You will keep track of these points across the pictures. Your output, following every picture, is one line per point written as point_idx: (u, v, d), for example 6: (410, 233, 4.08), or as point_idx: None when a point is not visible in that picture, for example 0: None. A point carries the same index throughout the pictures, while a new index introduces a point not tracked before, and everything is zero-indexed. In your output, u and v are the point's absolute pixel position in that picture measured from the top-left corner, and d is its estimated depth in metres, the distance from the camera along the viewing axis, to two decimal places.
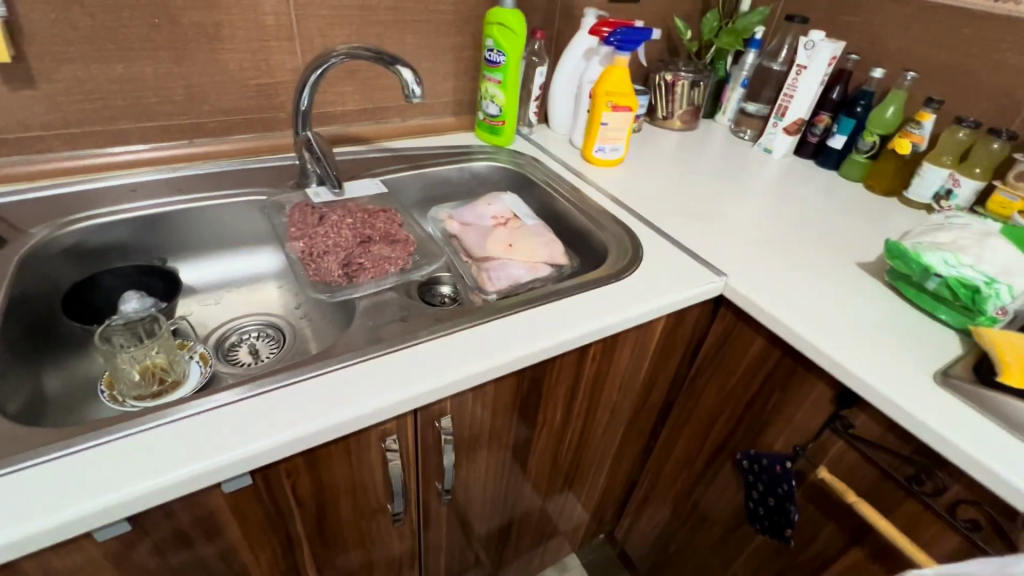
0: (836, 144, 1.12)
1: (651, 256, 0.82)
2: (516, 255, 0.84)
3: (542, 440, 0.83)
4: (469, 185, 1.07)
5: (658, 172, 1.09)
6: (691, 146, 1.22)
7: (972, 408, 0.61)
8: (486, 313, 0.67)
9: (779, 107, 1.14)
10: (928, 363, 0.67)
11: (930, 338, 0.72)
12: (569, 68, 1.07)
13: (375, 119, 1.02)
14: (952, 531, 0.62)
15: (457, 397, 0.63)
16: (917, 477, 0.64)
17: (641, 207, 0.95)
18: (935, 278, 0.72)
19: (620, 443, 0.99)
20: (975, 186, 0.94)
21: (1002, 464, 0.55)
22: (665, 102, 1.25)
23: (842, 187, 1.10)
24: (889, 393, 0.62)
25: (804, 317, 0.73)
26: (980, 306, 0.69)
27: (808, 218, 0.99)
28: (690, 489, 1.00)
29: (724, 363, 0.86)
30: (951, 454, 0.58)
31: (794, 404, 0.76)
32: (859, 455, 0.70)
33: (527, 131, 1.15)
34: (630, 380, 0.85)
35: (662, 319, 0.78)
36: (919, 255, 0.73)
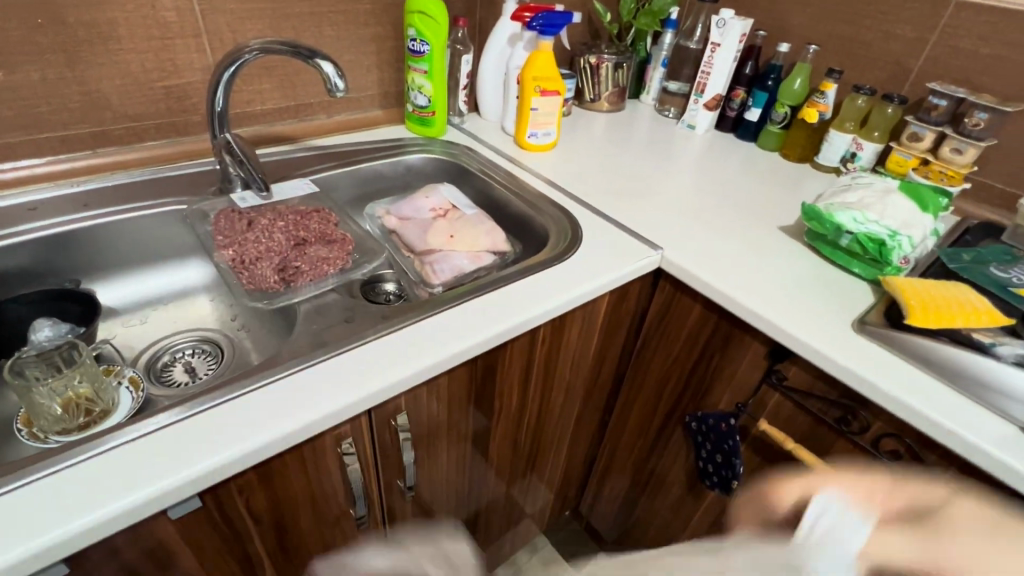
0: (752, 117, 1.19)
1: (590, 236, 0.84)
2: (458, 246, 0.84)
3: (501, 427, 0.84)
4: (404, 178, 1.05)
5: (590, 154, 1.12)
6: (620, 127, 1.26)
7: (886, 350, 0.67)
8: (433, 306, 0.67)
9: (698, 84, 1.19)
10: (847, 314, 0.73)
11: (847, 291, 0.78)
12: (495, 55, 1.07)
13: (297, 117, 0.98)
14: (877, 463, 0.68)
15: (411, 393, 0.63)
16: (845, 418, 0.69)
17: (577, 189, 0.97)
18: (847, 235, 0.78)
19: (578, 419, 1.02)
20: (875, 148, 1.02)
21: (916, 398, 0.61)
22: (592, 85, 1.28)
23: (760, 157, 1.16)
24: (814, 344, 0.68)
25: (735, 281, 0.77)
26: (887, 257, 0.76)
27: (733, 189, 1.04)
28: (646, 457, 1.05)
29: (666, 334, 0.89)
30: (872, 392, 0.63)
31: (732, 365, 0.81)
32: (794, 405, 0.75)
33: (459, 121, 1.14)
34: (581, 360, 0.87)
35: (606, 296, 0.80)
36: (832, 215, 0.79)
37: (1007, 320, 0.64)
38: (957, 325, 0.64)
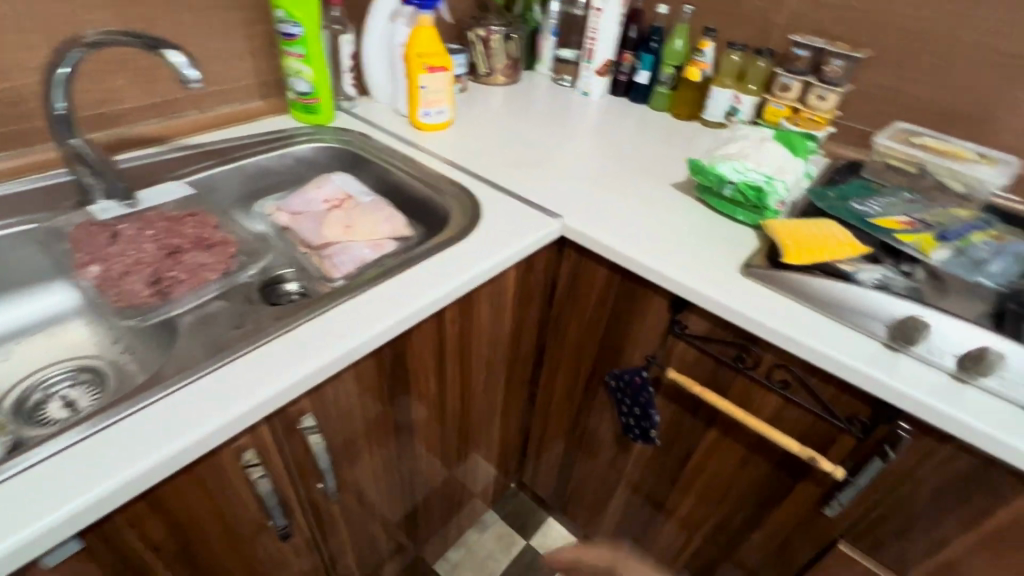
0: (642, 80, 1.22)
1: (492, 211, 0.84)
2: (357, 236, 0.81)
3: (424, 413, 0.83)
4: (296, 171, 0.99)
5: (488, 129, 1.11)
6: (517, 99, 1.25)
7: (770, 289, 0.72)
8: (330, 300, 0.65)
9: (587, 51, 1.21)
10: (735, 260, 0.77)
11: (735, 238, 0.82)
12: (377, 34, 1.03)
13: (164, 115, 0.90)
14: (772, 393, 0.73)
15: (314, 393, 0.60)
16: (740, 356, 0.74)
17: (476, 166, 0.96)
18: (729, 186, 0.83)
19: (504, 394, 1.03)
20: (752, 101, 1.08)
21: (796, 330, 0.66)
22: (484, 58, 1.26)
23: (653, 118, 1.20)
24: (706, 291, 0.71)
25: (632, 241, 0.80)
26: (765, 202, 0.81)
27: (628, 151, 1.07)
28: (575, 420, 1.09)
29: (577, 299, 0.92)
30: (761, 329, 0.68)
31: (639, 321, 0.84)
32: (697, 351, 0.79)
33: (348, 106, 1.09)
34: (496, 335, 0.88)
35: (512, 268, 0.81)
36: (714, 167, 0.84)
37: (866, 248, 0.71)
38: (825, 258, 0.70)
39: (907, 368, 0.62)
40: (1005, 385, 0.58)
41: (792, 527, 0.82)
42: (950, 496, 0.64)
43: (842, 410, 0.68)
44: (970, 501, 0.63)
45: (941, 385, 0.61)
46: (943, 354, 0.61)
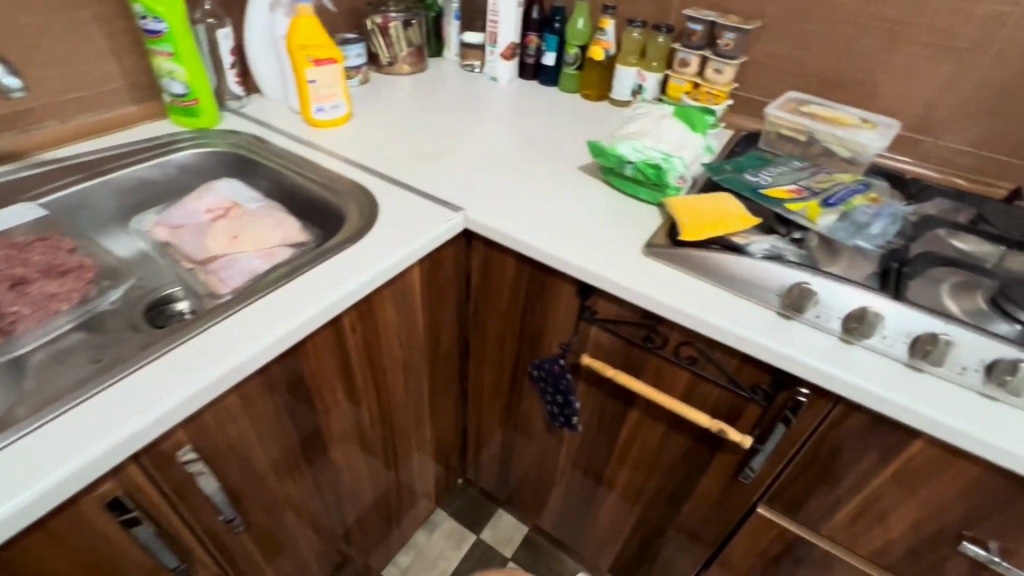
0: (549, 61, 1.20)
1: (391, 208, 0.80)
2: (245, 246, 0.76)
3: (339, 424, 0.79)
4: (181, 180, 0.91)
5: (392, 122, 1.06)
6: (424, 88, 1.21)
7: (671, 267, 0.72)
8: (206, 320, 0.59)
9: (490, 34, 1.18)
10: (639, 240, 0.77)
11: (639, 218, 0.82)
12: (258, 27, 0.96)
13: (18, 129, 0.81)
14: (682, 370, 0.74)
15: (188, 424, 0.55)
16: (649, 336, 0.74)
17: (377, 161, 0.92)
18: (629, 165, 0.82)
19: (431, 393, 1.00)
20: (656, 78, 1.08)
21: (695, 306, 0.67)
22: (385, 47, 1.21)
23: (563, 100, 1.18)
24: (608, 275, 0.71)
25: (537, 229, 0.78)
26: (664, 179, 0.80)
27: (537, 136, 1.05)
28: (507, 411, 1.07)
29: (491, 291, 0.89)
30: (662, 308, 0.68)
31: (552, 309, 0.82)
32: (609, 334, 0.78)
33: (237, 105, 1.02)
34: (409, 336, 0.84)
35: (414, 268, 0.77)
36: (614, 148, 0.83)
37: (757, 219, 0.72)
38: (719, 233, 0.70)
39: (799, 335, 0.64)
40: (885, 342, 0.61)
41: (716, 495, 0.84)
42: (848, 454, 0.66)
43: (746, 381, 0.69)
44: (865, 458, 0.65)
45: (830, 348, 0.62)
46: (830, 318, 0.63)
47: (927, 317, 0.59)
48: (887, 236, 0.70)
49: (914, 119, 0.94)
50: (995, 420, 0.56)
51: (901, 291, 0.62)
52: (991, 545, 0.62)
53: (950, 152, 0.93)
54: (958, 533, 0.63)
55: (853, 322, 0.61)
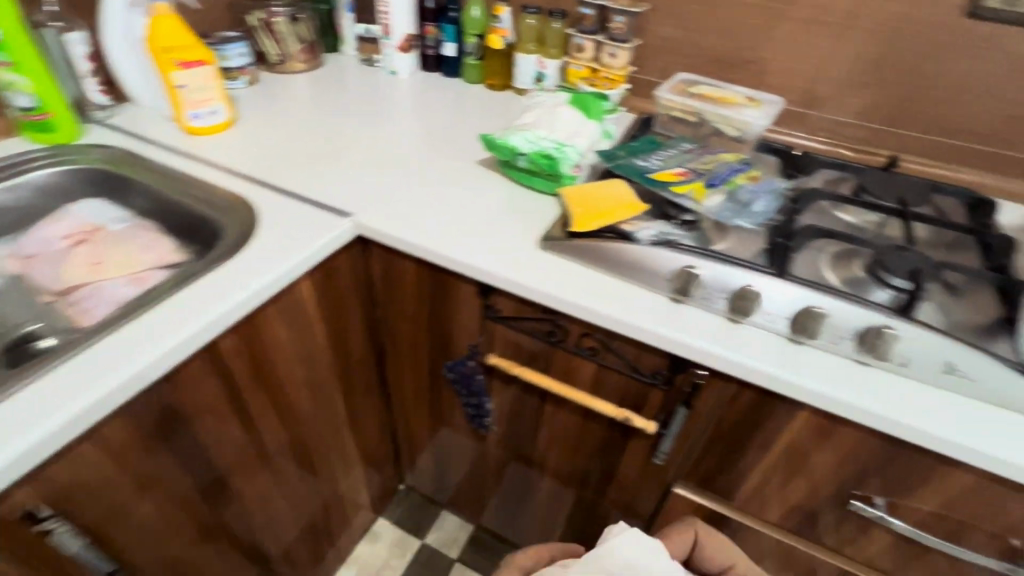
0: (449, 52, 1.16)
1: (273, 219, 0.75)
2: (110, 271, 0.74)
3: (236, 455, 0.75)
4: (40, 204, 0.82)
5: (282, 124, 1.00)
6: (320, 86, 1.15)
7: (565, 259, 0.71)
8: (51, 360, 0.55)
9: (383, 26, 1.14)
10: (536, 232, 0.75)
11: (537, 209, 0.79)
12: (115, 30, 0.87)
13: None
14: (586, 362, 0.73)
15: (34, 479, 0.52)
16: (551, 331, 0.73)
17: (262, 169, 0.86)
18: (522, 156, 0.81)
19: (347, 406, 0.96)
20: (556, 65, 1.07)
21: (587, 298, 0.66)
22: (272, 43, 1.13)
23: (466, 92, 1.15)
24: (501, 272, 0.69)
25: (430, 229, 0.76)
26: (558, 169, 0.79)
27: (439, 130, 1.01)
28: (433, 414, 1.05)
29: (397, 296, 0.86)
30: (556, 303, 0.67)
31: (457, 311, 0.80)
32: (514, 331, 0.77)
33: (103, 116, 0.93)
34: (309, 351, 0.80)
35: (302, 281, 0.73)
36: (506, 140, 0.81)
37: (644, 207, 0.70)
38: (609, 222, 0.69)
39: (689, 318, 0.64)
40: (768, 319, 0.61)
41: (637, 478, 0.85)
42: (746, 430, 0.67)
43: (646, 368, 0.69)
44: (762, 433, 0.66)
45: (718, 329, 0.63)
46: (717, 299, 0.63)
47: (804, 291, 0.60)
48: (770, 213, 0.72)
49: (801, 94, 0.97)
50: (869, 387, 0.57)
51: (782, 267, 0.63)
52: (877, 501, 0.64)
53: (836, 125, 0.97)
54: (849, 493, 0.66)
55: (738, 301, 0.62)
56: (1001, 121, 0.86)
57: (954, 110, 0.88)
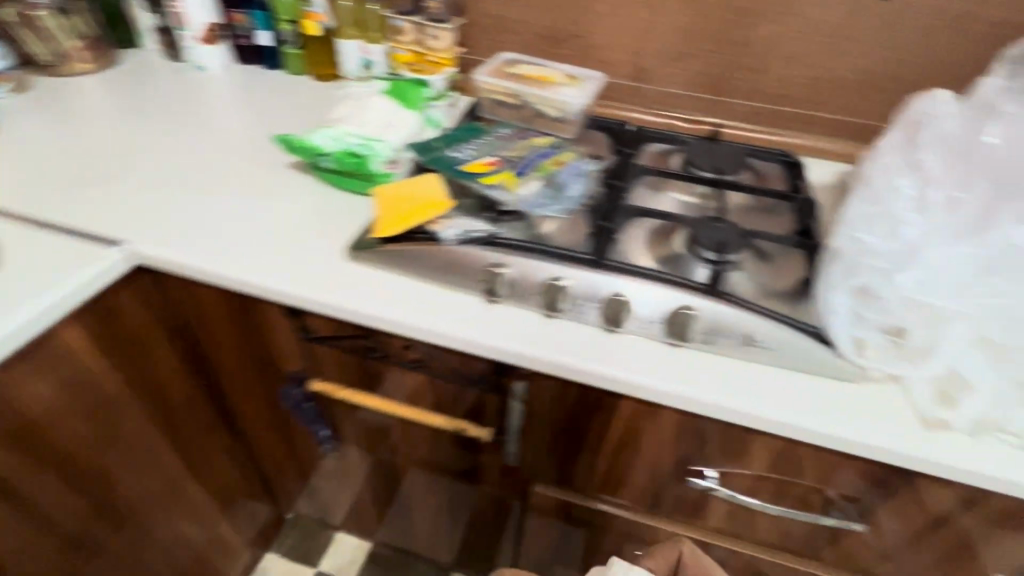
0: (264, 41, 1.04)
1: (21, 258, 0.63)
2: None
3: (6, 543, 0.64)
4: None
5: (56, 137, 0.86)
6: (112, 87, 0.99)
7: (374, 268, 0.64)
8: None
9: (177, 16, 1.00)
10: (343, 240, 0.68)
11: (347, 212, 0.72)
12: None
13: None
14: (415, 375, 0.68)
15: None
16: (371, 348, 0.67)
17: (17, 196, 0.73)
18: (327, 157, 0.73)
19: (178, 454, 0.86)
20: (381, 49, 0.98)
21: (392, 309, 0.60)
22: (41, 42, 0.97)
23: (288, 83, 1.03)
24: (297, 292, 0.62)
25: (221, 250, 0.67)
26: (367, 168, 0.72)
27: (250, 126, 0.90)
28: (292, 438, 0.97)
29: (208, 325, 0.76)
30: (361, 318, 0.61)
31: (273, 334, 0.72)
32: (336, 350, 0.70)
33: None
34: (100, 403, 0.70)
35: (65, 328, 0.63)
36: (307, 140, 0.73)
37: (448, 204, 0.65)
38: (414, 224, 0.63)
39: (501, 317, 0.60)
40: (578, 309, 0.59)
41: (500, 478, 0.82)
42: (579, 424, 0.65)
43: (473, 374, 0.65)
44: (593, 425, 0.65)
45: (531, 326, 0.59)
46: (529, 294, 0.60)
47: (612, 277, 0.58)
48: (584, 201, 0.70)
49: (629, 68, 0.96)
50: (675, 368, 0.56)
51: (599, 252, 0.61)
52: (708, 475, 0.65)
53: (666, 96, 0.96)
54: (681, 471, 0.66)
55: (549, 293, 0.59)
56: (809, 83, 0.89)
57: (767, 75, 0.90)
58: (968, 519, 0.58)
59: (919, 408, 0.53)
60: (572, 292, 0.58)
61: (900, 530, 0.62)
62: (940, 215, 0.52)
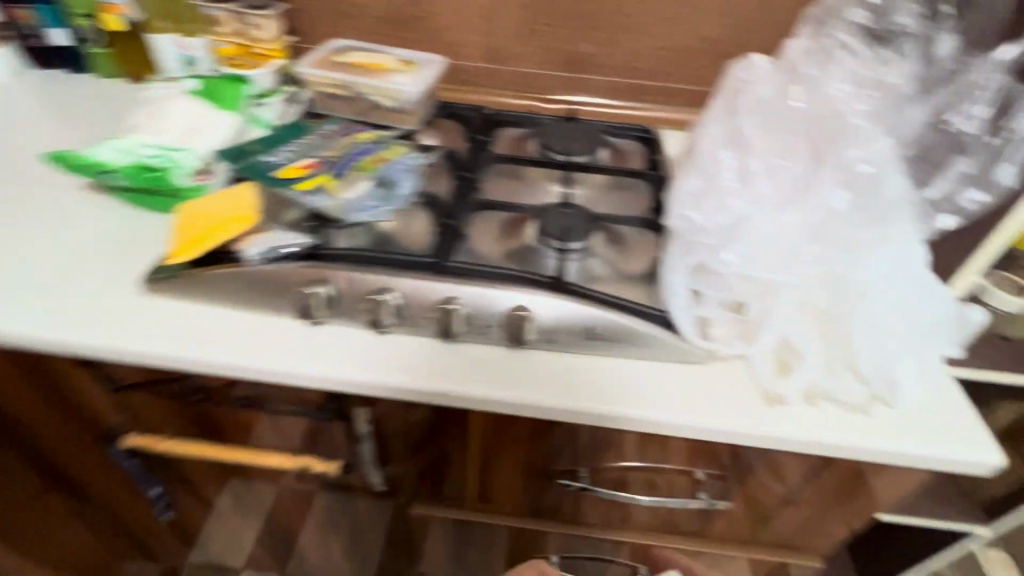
0: (60, 40, 0.89)
1: None
2: None
3: None
4: None
5: None
6: None
7: (176, 300, 0.55)
8: None
9: None
10: (140, 269, 0.58)
11: (146, 236, 0.62)
12: None
13: None
14: (250, 412, 0.60)
15: None
16: (192, 390, 0.58)
17: None
18: (116, 172, 0.62)
19: None
20: (202, 45, 0.83)
21: (195, 347, 0.52)
22: None
23: (94, 87, 0.89)
24: (74, 339, 0.52)
25: None
26: (167, 181, 0.62)
27: (36, 139, 0.76)
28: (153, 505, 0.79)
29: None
30: (159, 362, 0.52)
31: (76, 385, 0.61)
32: (155, 396, 0.61)
33: None
34: None
35: None
36: (90, 155, 0.63)
37: (257, 218, 0.57)
38: (215, 241, 0.54)
39: (326, 340, 0.53)
40: (411, 323, 0.53)
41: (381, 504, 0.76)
42: (437, 442, 0.60)
43: (310, 406, 0.58)
44: (451, 441, 0.60)
45: (360, 349, 0.53)
46: (355, 311, 0.53)
47: (445, 278, 0.53)
48: (416, 195, 0.63)
49: (480, 49, 0.90)
50: (518, 375, 0.51)
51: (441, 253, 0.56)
52: (579, 475, 0.62)
53: (523, 76, 0.92)
54: (553, 474, 0.62)
55: (376, 309, 0.52)
56: (660, 54, 0.87)
57: (619, 47, 0.88)
58: (825, 483, 0.58)
59: (765, 385, 0.51)
60: (400, 305, 0.52)
61: (768, 500, 0.62)
62: (762, 184, 0.52)
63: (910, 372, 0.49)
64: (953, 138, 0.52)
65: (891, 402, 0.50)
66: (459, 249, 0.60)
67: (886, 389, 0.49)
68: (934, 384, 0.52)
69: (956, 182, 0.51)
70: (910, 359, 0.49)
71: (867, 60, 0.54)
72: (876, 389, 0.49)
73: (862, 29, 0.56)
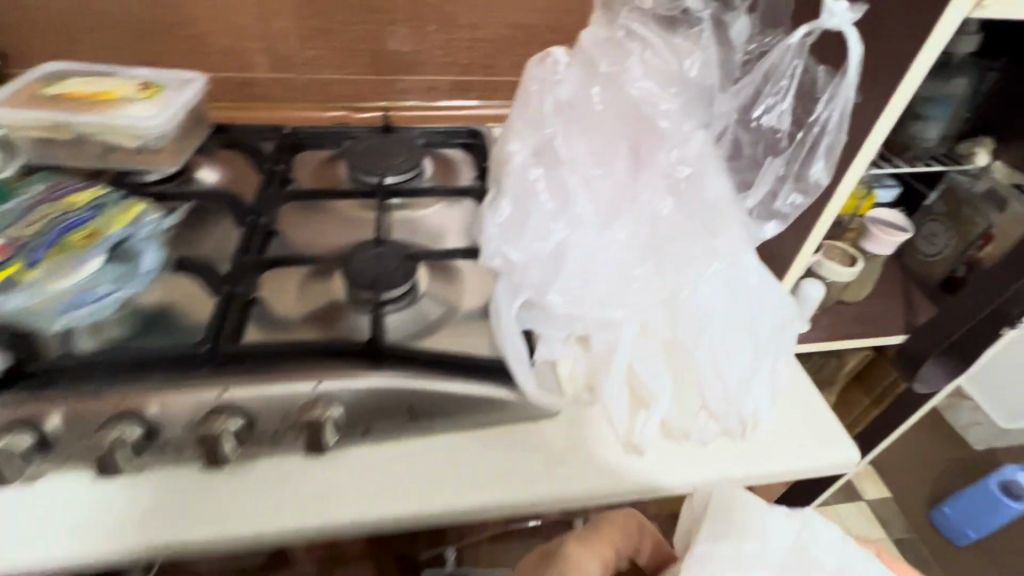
0: None
1: None
2: None
3: None
4: None
5: None
6: None
7: None
8: None
9: None
10: None
11: None
12: None
13: None
14: None
15: None
16: None
17: None
18: None
19: None
20: None
21: None
22: None
23: None
24: None
25: None
26: None
27: None
28: None
29: None
30: None
31: None
32: None
33: None
34: None
35: None
36: None
37: None
38: None
39: (52, 501, 0.39)
40: (174, 453, 0.40)
41: None
42: None
43: None
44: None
45: (105, 512, 0.38)
46: (87, 448, 0.39)
47: (212, 374, 0.41)
48: (164, 264, 0.52)
49: (261, 58, 0.74)
50: (328, 493, 0.40)
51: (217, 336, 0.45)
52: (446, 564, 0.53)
53: (322, 85, 0.77)
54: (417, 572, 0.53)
55: (106, 456, 0.38)
56: (475, 45, 0.77)
57: (427, 42, 0.76)
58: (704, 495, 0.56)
59: (625, 432, 0.44)
60: (150, 428, 0.39)
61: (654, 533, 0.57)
62: (582, 204, 0.45)
63: (762, 399, 0.43)
64: (766, 133, 0.48)
65: (746, 435, 0.44)
66: (248, 320, 0.50)
67: (739, 423, 0.43)
68: (786, 394, 0.48)
69: (775, 184, 0.47)
70: (761, 385, 0.43)
71: (663, 50, 0.48)
72: (730, 425, 0.43)
73: (650, 13, 0.48)
